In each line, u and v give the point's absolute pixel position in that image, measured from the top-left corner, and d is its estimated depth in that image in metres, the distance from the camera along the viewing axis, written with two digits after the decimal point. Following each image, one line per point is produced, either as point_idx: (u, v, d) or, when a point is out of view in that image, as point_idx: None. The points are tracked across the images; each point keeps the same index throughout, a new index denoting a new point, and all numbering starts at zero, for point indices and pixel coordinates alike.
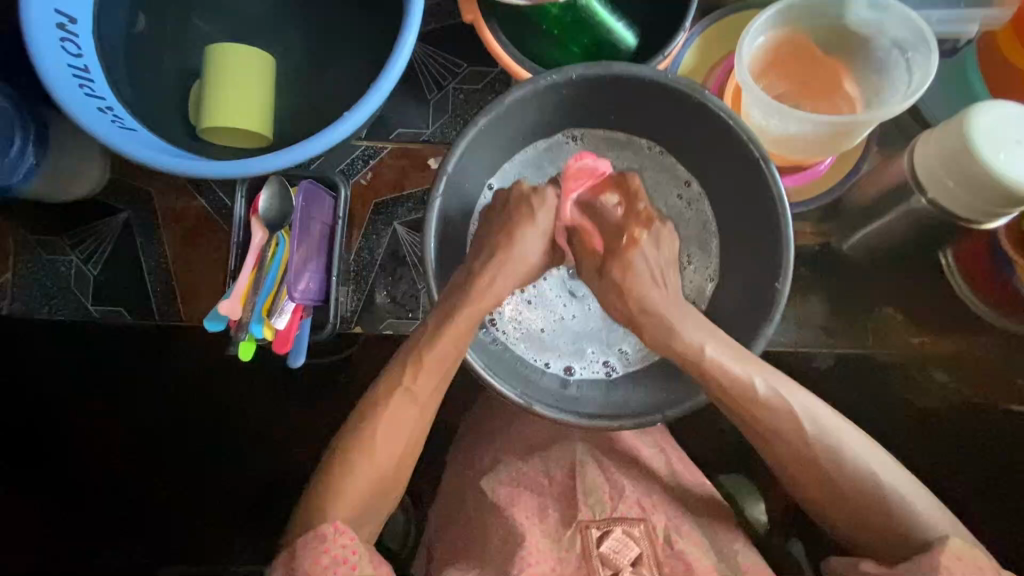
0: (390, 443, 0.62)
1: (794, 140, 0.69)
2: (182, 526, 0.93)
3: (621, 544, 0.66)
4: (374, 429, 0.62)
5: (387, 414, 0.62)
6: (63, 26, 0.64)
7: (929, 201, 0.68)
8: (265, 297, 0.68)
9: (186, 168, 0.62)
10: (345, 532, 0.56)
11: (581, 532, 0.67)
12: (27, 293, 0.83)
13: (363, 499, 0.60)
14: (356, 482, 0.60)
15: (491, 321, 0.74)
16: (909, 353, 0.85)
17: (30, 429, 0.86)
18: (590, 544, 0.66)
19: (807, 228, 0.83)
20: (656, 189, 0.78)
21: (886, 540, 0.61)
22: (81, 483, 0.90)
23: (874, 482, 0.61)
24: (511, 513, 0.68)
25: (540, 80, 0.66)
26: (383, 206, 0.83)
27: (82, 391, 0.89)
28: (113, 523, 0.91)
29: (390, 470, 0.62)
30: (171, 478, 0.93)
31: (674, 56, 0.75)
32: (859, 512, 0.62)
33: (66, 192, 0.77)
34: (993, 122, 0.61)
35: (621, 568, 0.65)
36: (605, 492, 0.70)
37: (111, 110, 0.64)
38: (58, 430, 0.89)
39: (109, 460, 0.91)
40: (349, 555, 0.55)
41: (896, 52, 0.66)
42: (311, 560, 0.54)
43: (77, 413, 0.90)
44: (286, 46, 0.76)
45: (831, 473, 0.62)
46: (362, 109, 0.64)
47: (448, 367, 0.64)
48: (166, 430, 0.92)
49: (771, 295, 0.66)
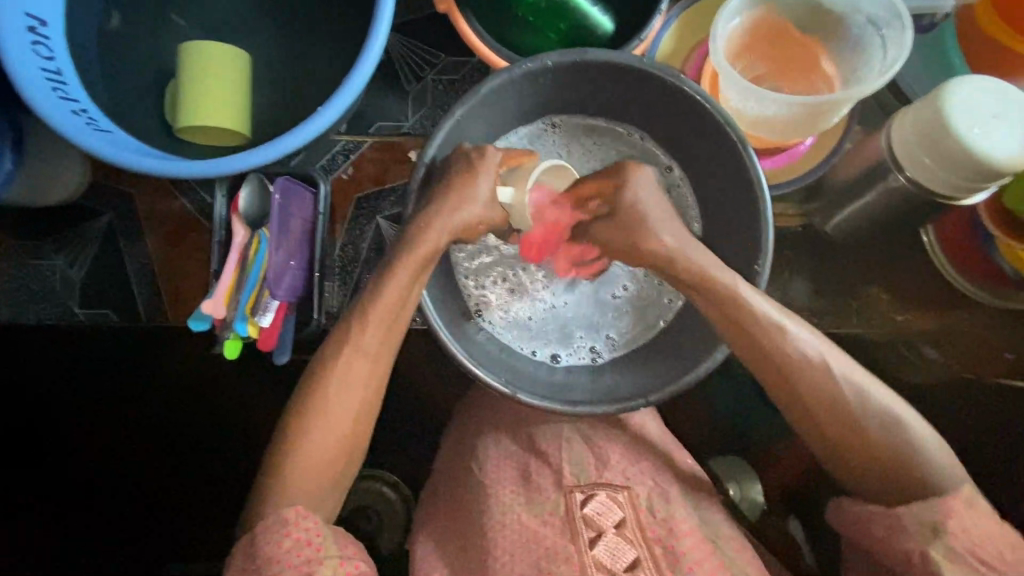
0: (347, 404, 0.63)
1: (771, 122, 0.69)
2: (180, 523, 0.96)
3: (605, 507, 0.67)
4: (325, 392, 0.62)
5: (337, 375, 0.62)
6: (34, 29, 0.64)
7: (907, 179, 0.67)
8: (248, 296, 0.70)
9: (162, 168, 0.63)
10: (308, 516, 0.58)
11: (566, 496, 0.68)
12: (12, 296, 0.82)
13: (320, 464, 0.62)
14: (314, 447, 0.62)
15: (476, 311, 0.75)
16: (896, 330, 0.85)
17: (30, 429, 0.92)
18: (573, 506, 0.67)
19: (790, 209, 0.84)
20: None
21: (892, 480, 0.61)
22: (78, 483, 0.95)
23: (868, 417, 0.62)
24: (494, 492, 0.69)
25: (516, 68, 0.65)
26: (366, 199, 0.83)
27: (83, 396, 0.92)
28: (103, 526, 0.96)
29: (348, 429, 0.63)
30: (167, 479, 0.96)
31: (651, 38, 0.74)
32: (855, 439, 0.62)
33: (48, 195, 0.77)
34: (965, 98, 0.60)
35: (605, 530, 0.65)
36: (590, 461, 0.71)
37: (85, 113, 0.65)
38: (56, 430, 0.93)
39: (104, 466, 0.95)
40: (314, 538, 0.58)
41: (871, 29, 0.65)
42: (274, 543, 0.57)
43: (72, 417, 0.93)
44: (261, 42, 0.77)
45: (830, 405, 0.62)
46: (339, 102, 0.64)
47: (394, 319, 0.63)
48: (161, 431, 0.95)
49: (751, 277, 0.67)
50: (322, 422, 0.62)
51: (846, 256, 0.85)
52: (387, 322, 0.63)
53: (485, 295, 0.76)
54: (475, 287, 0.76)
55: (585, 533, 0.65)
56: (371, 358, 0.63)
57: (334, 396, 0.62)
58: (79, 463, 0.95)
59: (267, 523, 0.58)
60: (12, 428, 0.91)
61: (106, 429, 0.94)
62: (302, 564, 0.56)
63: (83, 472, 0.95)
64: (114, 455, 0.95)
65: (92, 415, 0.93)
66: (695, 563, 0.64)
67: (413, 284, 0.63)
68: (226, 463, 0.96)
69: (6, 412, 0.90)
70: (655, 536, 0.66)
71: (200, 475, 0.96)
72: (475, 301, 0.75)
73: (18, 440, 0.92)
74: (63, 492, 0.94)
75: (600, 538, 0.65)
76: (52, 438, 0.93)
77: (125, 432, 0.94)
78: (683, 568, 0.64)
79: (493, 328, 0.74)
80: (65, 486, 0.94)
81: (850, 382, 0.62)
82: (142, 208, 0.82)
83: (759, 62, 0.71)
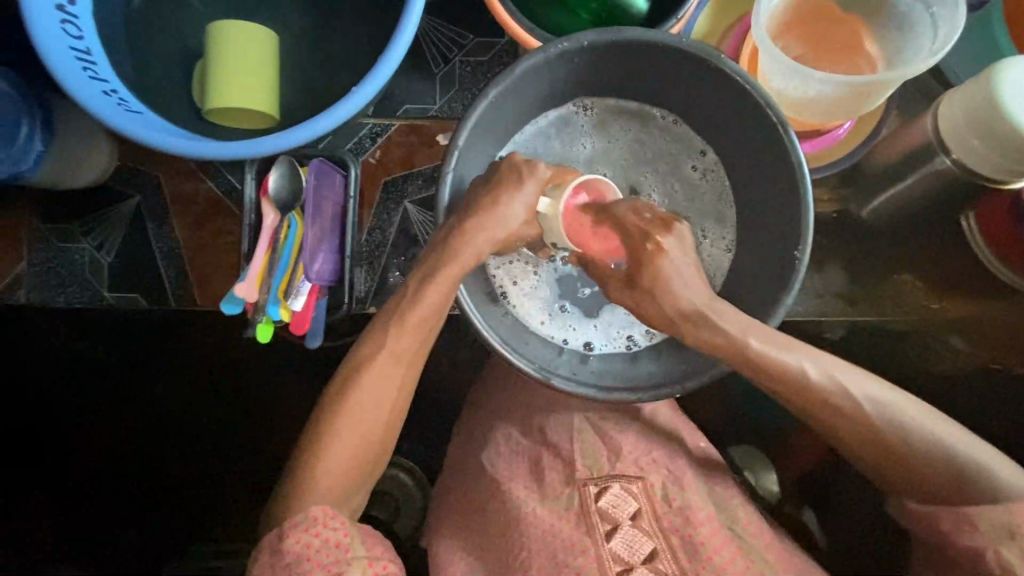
0: (377, 408, 0.63)
1: (812, 104, 0.67)
2: (183, 526, 0.98)
3: (621, 499, 0.67)
4: (359, 387, 0.62)
5: (374, 374, 0.63)
6: (63, 8, 0.63)
7: (954, 161, 0.66)
8: (281, 278, 0.69)
9: (194, 150, 0.62)
10: (335, 516, 0.58)
11: (579, 489, 0.68)
12: (40, 282, 0.82)
13: (347, 462, 0.62)
14: (344, 446, 0.62)
15: (502, 295, 0.74)
16: (924, 319, 0.84)
17: (30, 429, 0.95)
18: (588, 500, 0.67)
19: (823, 195, 0.81)
20: (673, 167, 0.77)
21: (940, 485, 0.60)
22: (75, 484, 0.96)
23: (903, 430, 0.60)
24: (509, 487, 0.69)
25: (550, 48, 0.64)
26: (393, 184, 0.82)
27: (85, 396, 0.95)
28: (114, 522, 0.97)
29: (376, 431, 0.63)
30: (179, 474, 0.98)
31: (687, 18, 0.72)
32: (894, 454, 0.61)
33: (75, 178, 0.77)
34: (1019, 79, 0.58)
35: (621, 522, 0.66)
36: (602, 451, 0.71)
37: (116, 94, 0.64)
38: (56, 430, 0.96)
39: (113, 460, 0.97)
40: (342, 539, 0.58)
41: (920, 7, 0.63)
42: (302, 543, 0.56)
43: (71, 416, 0.96)
44: (288, 22, 0.75)
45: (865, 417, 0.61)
46: (372, 83, 0.62)
47: (434, 322, 0.64)
48: (166, 424, 0.97)
49: (790, 264, 0.65)
50: (353, 424, 0.62)
51: (878, 244, 0.83)
52: (416, 327, 0.63)
53: (510, 280, 0.75)
54: (501, 271, 0.75)
55: (600, 526, 0.66)
56: (403, 362, 0.63)
57: (363, 398, 0.62)
58: (79, 462, 0.96)
59: (293, 520, 0.58)
60: (12, 428, 0.94)
61: (107, 430, 0.96)
62: (332, 564, 0.56)
63: (83, 472, 0.96)
64: (114, 455, 0.97)
65: (93, 415, 0.96)
66: (711, 553, 0.66)
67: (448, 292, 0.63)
68: (224, 459, 0.98)
69: (6, 412, 0.93)
70: (671, 526, 0.67)
71: (213, 465, 0.98)
72: (501, 284, 0.74)
73: (19, 440, 0.95)
74: (63, 493, 0.96)
75: (617, 530, 0.66)
76: (52, 438, 0.96)
77: (125, 432, 0.97)
78: (702, 557, 0.65)
79: (523, 313, 0.74)
80: (65, 487, 0.96)
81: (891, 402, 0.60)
82: (168, 192, 0.82)
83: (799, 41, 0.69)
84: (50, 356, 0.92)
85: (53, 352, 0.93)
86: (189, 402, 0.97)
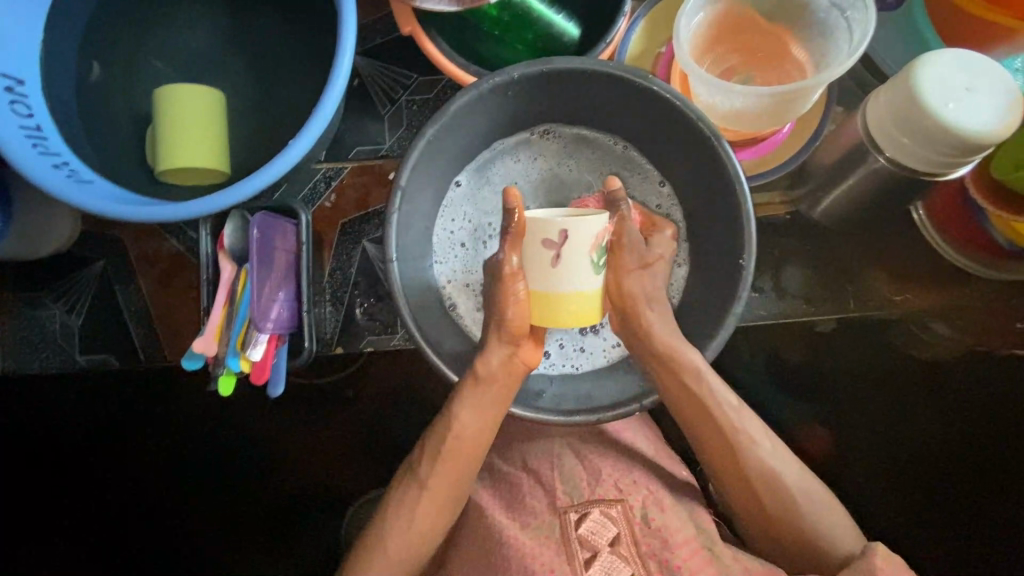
0: (433, 514, 0.67)
1: (742, 114, 0.68)
2: (178, 540, 1.05)
3: (600, 525, 0.66)
4: (414, 502, 0.67)
5: (430, 490, 0.66)
6: (11, 89, 0.66)
7: (888, 160, 0.67)
8: (238, 332, 0.72)
9: (137, 214, 0.63)
10: None
11: (560, 517, 0.67)
12: (15, 349, 0.84)
13: (396, 563, 0.67)
14: (392, 548, 0.66)
15: (450, 307, 0.76)
16: (890, 311, 0.83)
17: (30, 446, 1.02)
18: (568, 527, 0.66)
19: (776, 197, 0.82)
20: (637, 190, 0.77)
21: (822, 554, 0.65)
22: (78, 499, 1.04)
23: (789, 491, 0.65)
24: (489, 511, 0.69)
25: (483, 84, 0.65)
26: (350, 225, 0.83)
27: (82, 424, 1.01)
28: (112, 537, 1.05)
29: (424, 541, 0.67)
30: (176, 500, 1.04)
31: (618, 42, 0.73)
32: (773, 506, 0.66)
33: (39, 246, 0.80)
34: (936, 75, 0.59)
35: (599, 549, 0.64)
36: (583, 479, 0.70)
37: (67, 165, 0.66)
38: (52, 449, 1.02)
39: (107, 480, 1.03)
40: None
41: (835, 12, 0.64)
42: None
43: (72, 445, 1.02)
44: (235, 78, 0.78)
45: (774, 494, 0.65)
46: (309, 133, 0.64)
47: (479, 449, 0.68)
48: (164, 450, 1.03)
49: (737, 271, 0.65)
50: (398, 539, 0.66)
51: (839, 244, 0.83)
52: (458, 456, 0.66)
53: (465, 293, 0.77)
54: (453, 286, 0.77)
55: (580, 554, 0.64)
56: (443, 488, 0.67)
57: (403, 512, 0.67)
58: (76, 480, 1.03)
59: None
60: (16, 443, 1.01)
61: (101, 446, 1.02)
62: None
63: (79, 490, 1.03)
64: (106, 473, 1.03)
65: (87, 435, 1.02)
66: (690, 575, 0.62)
67: (490, 421, 0.67)
68: (221, 481, 1.04)
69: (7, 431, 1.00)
70: (649, 551, 0.65)
71: (208, 487, 1.04)
72: (450, 297, 0.76)
73: (22, 456, 1.02)
74: (63, 506, 1.04)
75: (596, 558, 0.63)
76: (49, 455, 1.02)
77: (121, 452, 1.03)
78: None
79: (471, 327, 0.76)
80: (64, 502, 1.03)
81: (798, 484, 0.66)
82: (133, 251, 0.83)
83: (728, 56, 0.71)
84: (48, 390, 0.97)
85: (56, 391, 0.96)
86: (179, 426, 1.02)
